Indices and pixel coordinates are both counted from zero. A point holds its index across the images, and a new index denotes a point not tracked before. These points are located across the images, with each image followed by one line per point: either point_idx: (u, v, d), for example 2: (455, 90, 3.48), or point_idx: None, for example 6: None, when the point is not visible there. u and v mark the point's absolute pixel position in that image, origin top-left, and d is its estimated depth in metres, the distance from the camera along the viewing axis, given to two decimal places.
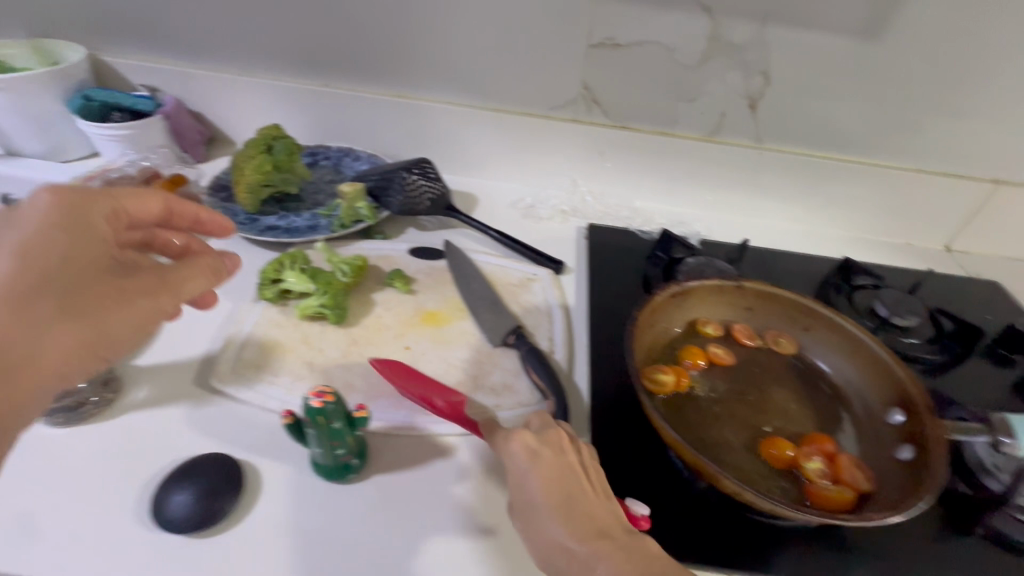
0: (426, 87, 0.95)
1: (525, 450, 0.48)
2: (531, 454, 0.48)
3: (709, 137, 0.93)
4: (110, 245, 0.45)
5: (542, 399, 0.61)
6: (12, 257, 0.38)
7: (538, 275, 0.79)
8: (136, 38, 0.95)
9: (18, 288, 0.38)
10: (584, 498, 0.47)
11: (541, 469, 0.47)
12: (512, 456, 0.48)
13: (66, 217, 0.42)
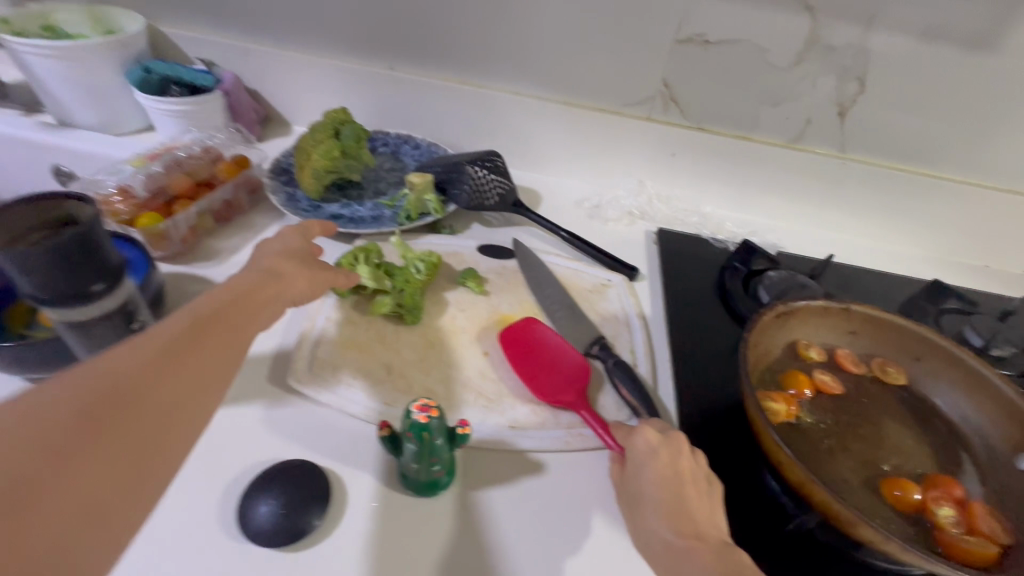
0: (495, 75, 0.91)
1: (647, 446, 0.49)
2: (652, 451, 0.49)
3: (791, 143, 0.89)
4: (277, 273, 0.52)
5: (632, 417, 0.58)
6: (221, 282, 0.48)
7: (612, 281, 0.76)
8: (196, 9, 0.91)
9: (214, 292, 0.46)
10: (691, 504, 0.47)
11: (656, 469, 0.48)
12: (633, 449, 0.50)
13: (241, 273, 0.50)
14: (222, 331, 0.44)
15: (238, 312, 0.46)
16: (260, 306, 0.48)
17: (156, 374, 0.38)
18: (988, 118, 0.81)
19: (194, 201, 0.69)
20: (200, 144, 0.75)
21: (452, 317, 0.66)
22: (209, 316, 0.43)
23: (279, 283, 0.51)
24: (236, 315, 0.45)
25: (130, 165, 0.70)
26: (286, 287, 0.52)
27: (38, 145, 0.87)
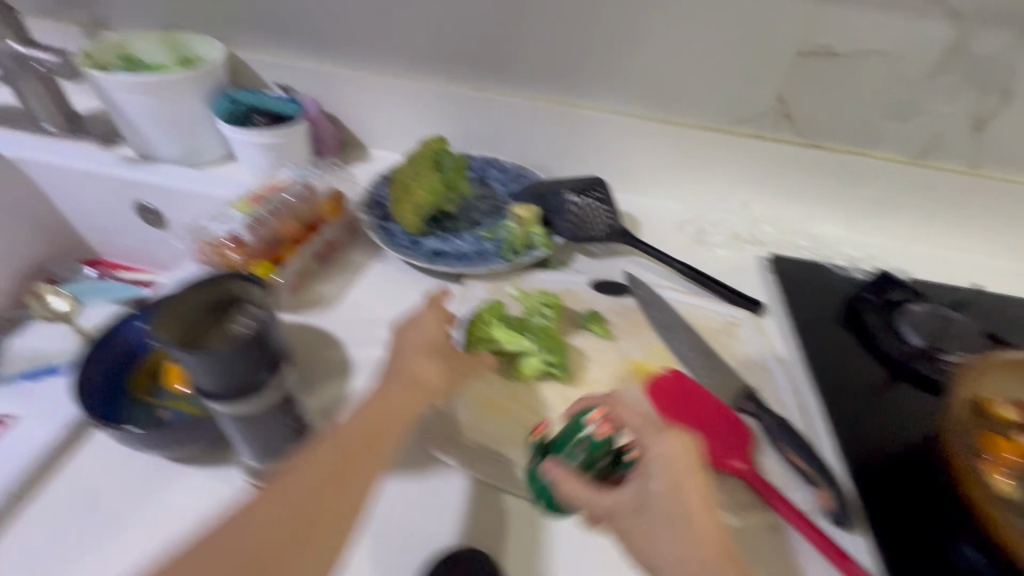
0: (591, 93, 0.85)
1: (667, 459, 0.41)
2: (666, 465, 0.41)
3: (915, 159, 0.82)
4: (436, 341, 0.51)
5: (802, 483, 0.54)
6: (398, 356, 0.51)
7: (738, 318, 0.71)
8: (277, 34, 0.87)
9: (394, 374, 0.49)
10: (704, 533, 0.40)
11: (673, 494, 0.40)
12: (654, 457, 0.42)
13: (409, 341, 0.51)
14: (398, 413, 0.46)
15: (381, 417, 0.45)
16: (407, 405, 0.47)
17: (341, 469, 0.42)
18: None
19: (300, 246, 0.67)
20: (300, 183, 0.71)
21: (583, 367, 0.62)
22: (386, 398, 0.47)
23: (423, 367, 0.49)
24: (381, 424, 0.45)
25: (234, 209, 0.65)
26: (426, 366, 0.49)
27: (119, 181, 0.85)
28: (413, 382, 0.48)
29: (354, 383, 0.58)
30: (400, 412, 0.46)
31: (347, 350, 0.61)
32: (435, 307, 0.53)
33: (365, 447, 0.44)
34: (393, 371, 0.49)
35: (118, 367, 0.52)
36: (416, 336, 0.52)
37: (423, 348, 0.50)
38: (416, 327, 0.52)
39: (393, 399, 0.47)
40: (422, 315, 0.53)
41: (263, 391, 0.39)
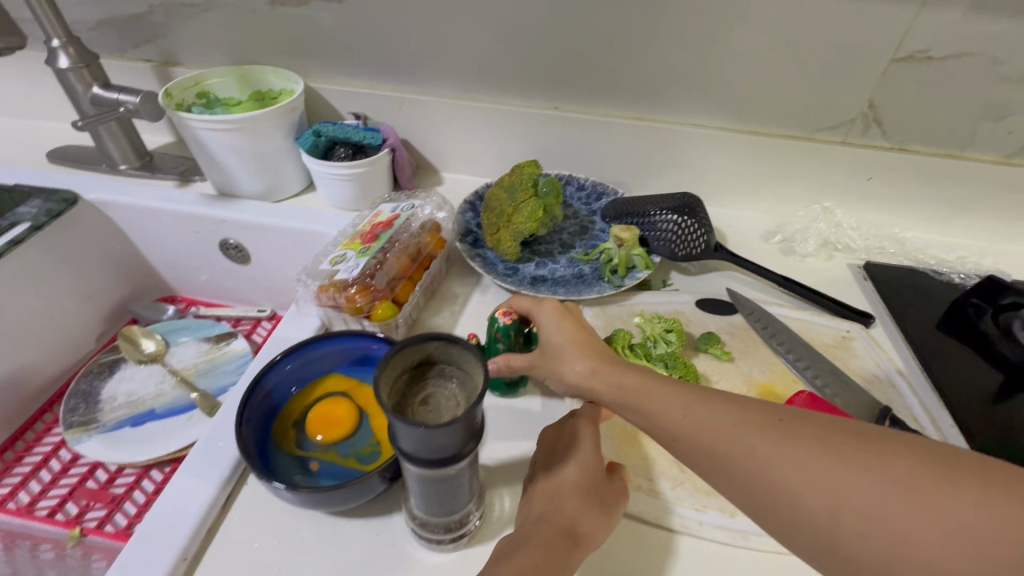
0: (672, 107, 0.84)
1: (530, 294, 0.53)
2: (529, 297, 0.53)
3: (1007, 159, 0.81)
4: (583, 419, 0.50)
5: None
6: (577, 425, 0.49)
7: (851, 331, 0.70)
8: (351, 63, 0.86)
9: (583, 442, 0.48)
10: (579, 320, 0.50)
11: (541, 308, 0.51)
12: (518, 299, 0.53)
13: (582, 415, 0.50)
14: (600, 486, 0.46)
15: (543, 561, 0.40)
16: (564, 559, 0.41)
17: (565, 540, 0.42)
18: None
19: (414, 284, 0.64)
20: (407, 219, 0.69)
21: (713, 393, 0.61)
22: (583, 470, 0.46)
23: (573, 516, 0.43)
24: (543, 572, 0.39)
25: (348, 249, 0.63)
26: (574, 507, 0.44)
27: (201, 218, 0.84)
28: (569, 533, 0.42)
29: (489, 420, 0.57)
30: (562, 561, 0.41)
31: None
32: (590, 417, 0.50)
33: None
34: (545, 513, 0.44)
35: (263, 420, 0.51)
36: (568, 470, 0.46)
37: (579, 490, 0.45)
38: (564, 446, 0.49)
39: (554, 550, 0.41)
40: (573, 427, 0.49)
41: (464, 457, 0.38)
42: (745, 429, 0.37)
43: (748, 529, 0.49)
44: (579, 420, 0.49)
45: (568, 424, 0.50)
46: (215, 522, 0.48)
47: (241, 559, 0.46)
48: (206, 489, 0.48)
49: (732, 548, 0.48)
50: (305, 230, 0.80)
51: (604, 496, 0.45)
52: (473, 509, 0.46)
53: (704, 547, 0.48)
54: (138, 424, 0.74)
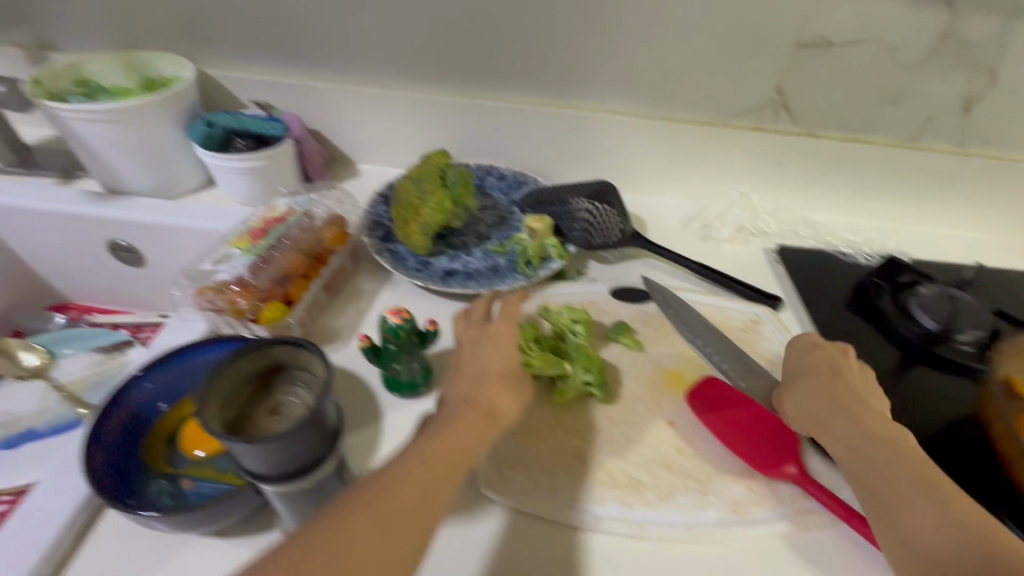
0: (589, 94, 0.82)
1: (803, 343, 0.56)
2: (812, 344, 0.56)
3: (907, 142, 0.84)
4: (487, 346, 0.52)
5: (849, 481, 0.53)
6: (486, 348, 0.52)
7: (759, 315, 0.70)
8: (249, 48, 0.81)
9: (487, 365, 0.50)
10: (852, 380, 0.52)
11: (814, 355, 0.55)
12: (795, 347, 0.57)
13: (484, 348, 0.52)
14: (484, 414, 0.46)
15: (460, 440, 0.43)
16: (480, 437, 0.44)
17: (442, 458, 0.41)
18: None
19: (309, 281, 0.60)
20: (301, 213, 0.65)
21: (620, 383, 0.60)
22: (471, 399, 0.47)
23: (494, 400, 0.47)
24: (458, 450, 0.42)
25: (233, 247, 0.60)
26: (497, 396, 0.48)
27: (84, 218, 0.77)
28: (488, 415, 0.46)
29: (387, 424, 0.54)
30: (478, 438, 0.44)
31: (371, 388, 0.57)
32: (514, 321, 0.55)
33: (456, 455, 0.42)
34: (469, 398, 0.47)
35: (126, 440, 0.47)
36: (492, 362, 0.50)
37: (499, 380, 0.49)
38: (487, 343, 0.52)
39: (471, 428, 0.44)
40: (497, 333, 0.53)
41: (322, 465, 0.34)
42: (906, 468, 0.44)
43: (644, 519, 0.49)
44: (501, 326, 0.53)
45: (489, 328, 0.54)
46: (67, 553, 0.43)
47: None
48: (58, 516, 0.44)
49: (627, 539, 0.48)
50: (202, 228, 0.75)
51: (523, 391, 0.50)
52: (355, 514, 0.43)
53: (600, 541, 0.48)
54: (11, 448, 0.66)
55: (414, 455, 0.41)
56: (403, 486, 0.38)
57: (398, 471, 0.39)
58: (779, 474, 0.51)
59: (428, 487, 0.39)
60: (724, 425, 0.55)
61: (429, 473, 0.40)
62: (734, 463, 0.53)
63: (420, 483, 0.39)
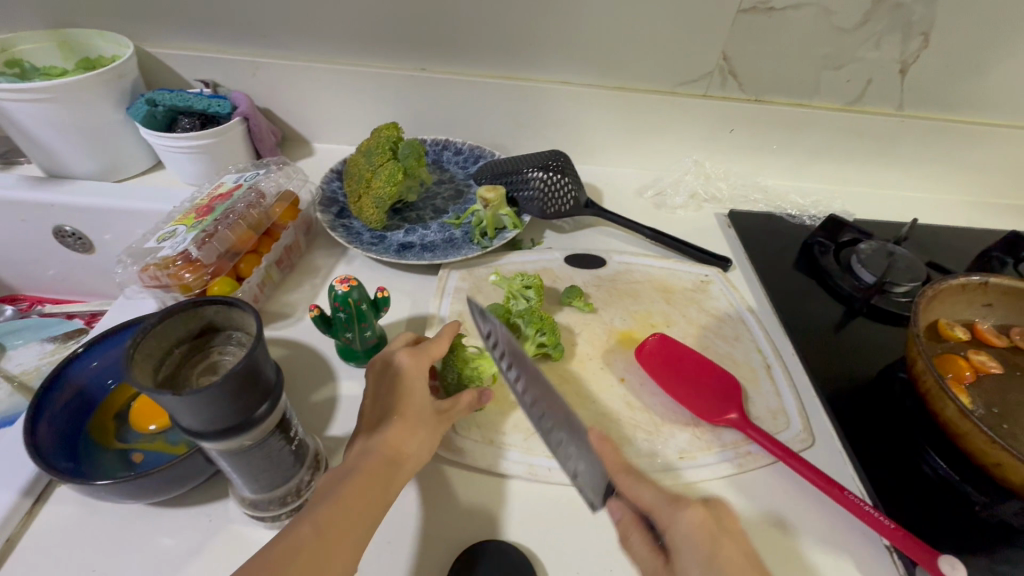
0: (540, 65, 0.83)
1: (697, 527, 0.39)
2: (708, 532, 0.39)
3: (849, 106, 0.86)
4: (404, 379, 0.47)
5: (788, 424, 0.56)
6: (401, 383, 0.47)
7: (710, 276, 0.73)
8: (191, 25, 0.78)
9: (401, 408, 0.45)
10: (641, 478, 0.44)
11: (717, 551, 0.38)
12: (680, 533, 0.40)
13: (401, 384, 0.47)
14: (391, 467, 0.42)
15: (362, 492, 0.40)
16: (384, 482, 0.41)
17: (342, 514, 0.38)
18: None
19: (260, 256, 0.60)
20: (248, 187, 0.64)
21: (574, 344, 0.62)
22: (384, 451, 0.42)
23: (396, 444, 0.43)
24: (368, 500, 0.39)
25: (179, 225, 0.59)
26: (403, 440, 0.44)
27: (24, 204, 0.74)
28: (391, 458, 0.42)
29: (343, 391, 0.55)
30: (382, 487, 0.41)
31: (328, 359, 0.57)
32: (421, 351, 0.49)
33: (360, 511, 0.39)
34: (370, 445, 0.43)
35: (74, 414, 0.47)
36: (396, 403, 0.45)
37: (403, 421, 0.45)
38: (391, 381, 0.47)
39: (375, 477, 0.41)
40: (401, 367, 0.47)
41: (260, 424, 0.36)
42: None
43: None
44: (405, 357, 0.48)
45: (393, 359, 0.48)
46: (16, 530, 0.43)
47: (46, 565, 0.41)
48: (5, 496, 0.43)
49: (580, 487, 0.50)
50: (152, 211, 0.74)
51: (434, 426, 0.46)
52: (300, 475, 0.43)
53: (554, 490, 0.49)
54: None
55: (310, 516, 0.37)
56: (299, 556, 0.35)
57: (293, 540, 0.35)
58: (722, 421, 0.54)
59: (329, 550, 0.36)
60: (672, 379, 0.57)
61: (331, 534, 0.37)
62: (681, 413, 0.56)
63: (319, 549, 0.36)
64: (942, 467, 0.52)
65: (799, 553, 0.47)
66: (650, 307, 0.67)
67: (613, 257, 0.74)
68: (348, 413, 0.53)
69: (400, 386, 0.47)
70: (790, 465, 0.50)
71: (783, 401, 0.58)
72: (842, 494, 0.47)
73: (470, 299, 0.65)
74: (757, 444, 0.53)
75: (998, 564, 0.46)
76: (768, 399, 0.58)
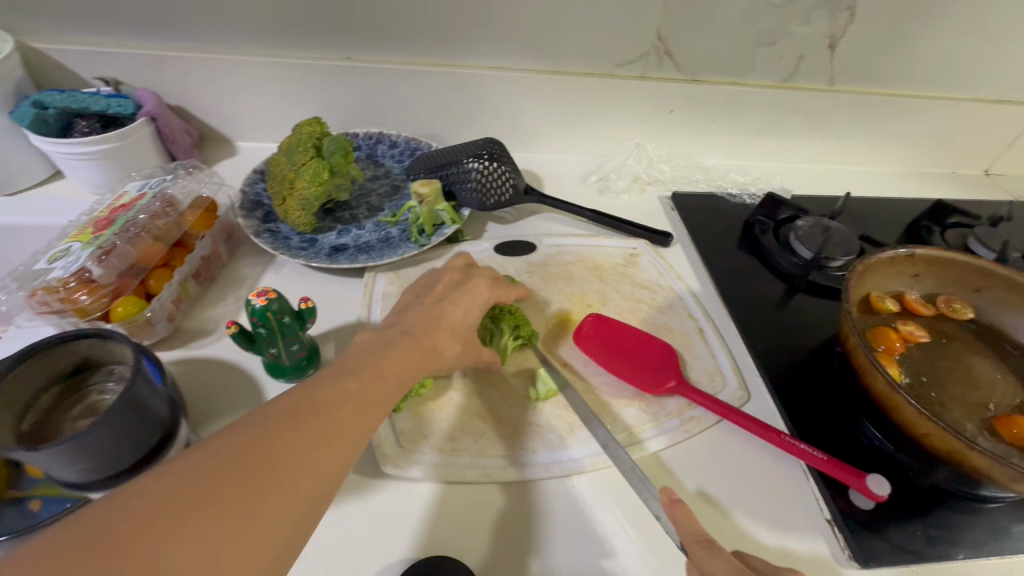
0: (472, 51, 0.79)
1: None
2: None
3: (783, 83, 0.87)
4: (471, 292, 0.53)
5: (726, 383, 0.58)
6: (462, 293, 0.53)
7: (637, 248, 0.73)
8: (81, 16, 0.71)
9: (457, 318, 0.51)
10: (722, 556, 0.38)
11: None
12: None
13: (462, 294, 0.53)
14: (415, 364, 0.44)
15: (398, 370, 0.42)
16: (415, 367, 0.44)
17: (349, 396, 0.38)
18: (974, 26, 0.82)
19: (172, 270, 0.56)
20: (154, 196, 0.59)
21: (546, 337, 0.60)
22: (410, 349, 0.45)
23: (439, 341, 0.48)
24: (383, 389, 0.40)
25: (74, 241, 0.54)
26: (444, 339, 0.48)
27: None
28: (429, 351, 0.46)
29: None
30: (413, 368, 0.44)
31: (255, 375, 0.54)
32: (495, 286, 0.56)
33: (393, 380, 0.41)
34: (415, 333, 0.47)
35: None
36: (454, 309, 0.51)
37: (450, 326, 0.50)
38: (461, 290, 0.53)
39: (406, 360, 0.44)
40: (474, 286, 0.54)
41: (161, 461, 0.33)
42: None
43: (545, 462, 0.49)
44: (482, 283, 0.54)
45: (470, 279, 0.55)
46: None
47: None
48: None
49: (526, 484, 0.48)
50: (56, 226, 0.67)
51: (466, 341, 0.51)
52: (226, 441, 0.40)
53: (501, 491, 0.48)
54: None
55: (353, 378, 0.39)
56: (337, 408, 0.36)
57: (332, 394, 0.37)
58: (664, 389, 0.55)
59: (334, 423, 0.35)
60: (611, 361, 0.57)
61: (367, 397, 0.38)
62: (626, 400, 0.55)
63: (356, 405, 0.37)
64: (876, 438, 0.54)
65: (747, 534, 0.47)
66: (585, 287, 0.67)
67: (543, 241, 0.73)
68: None
69: (459, 298, 0.52)
70: (730, 419, 0.52)
71: (718, 363, 0.60)
72: (781, 439, 0.50)
73: None
74: (701, 408, 0.55)
75: (929, 528, 0.48)
76: (705, 361, 0.60)
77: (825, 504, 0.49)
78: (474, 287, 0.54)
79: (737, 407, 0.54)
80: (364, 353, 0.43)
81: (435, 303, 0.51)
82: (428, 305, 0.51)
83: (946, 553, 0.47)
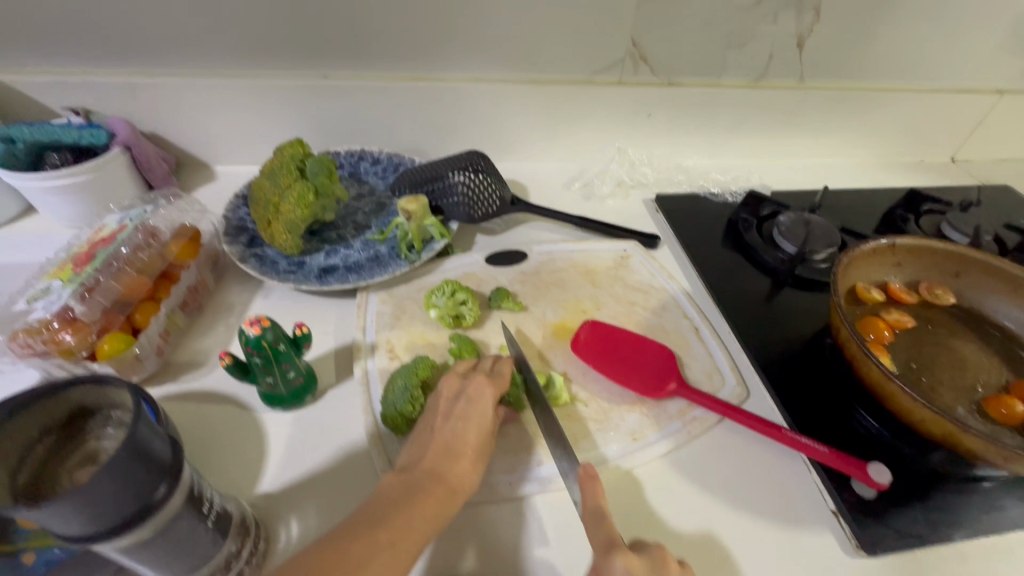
0: (450, 64, 0.79)
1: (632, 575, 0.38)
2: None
3: (756, 82, 0.89)
4: (477, 402, 0.47)
5: (725, 381, 0.59)
6: (468, 413, 0.46)
7: (627, 250, 0.74)
8: (48, 48, 0.69)
9: (473, 443, 0.45)
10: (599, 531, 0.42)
11: None
12: None
13: (468, 411, 0.46)
14: (447, 493, 0.41)
15: (425, 515, 0.40)
16: (446, 504, 0.41)
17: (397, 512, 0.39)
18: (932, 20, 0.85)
19: (158, 303, 0.54)
20: (135, 227, 0.58)
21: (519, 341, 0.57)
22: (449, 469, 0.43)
23: (459, 472, 0.43)
24: (430, 513, 0.40)
25: (54, 279, 0.53)
26: (465, 466, 0.44)
27: None
28: (454, 487, 0.42)
29: (272, 441, 0.50)
30: (443, 510, 0.41)
31: (251, 404, 0.52)
32: (498, 379, 0.49)
33: (424, 524, 0.39)
34: (434, 469, 0.43)
35: None
36: (466, 432, 0.45)
37: (468, 452, 0.44)
38: (465, 401, 0.47)
39: (438, 504, 0.41)
40: (477, 389, 0.47)
41: (166, 506, 0.32)
42: None
43: (553, 473, 0.49)
44: (483, 382, 0.48)
45: (468, 386, 0.48)
46: None
47: None
48: None
49: (534, 497, 0.48)
50: None
51: (489, 452, 0.46)
52: (227, 552, 0.39)
53: (512, 506, 0.48)
54: None
55: (383, 526, 0.38)
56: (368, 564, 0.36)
57: (362, 547, 0.36)
58: (664, 392, 0.55)
59: (396, 542, 0.38)
60: (610, 368, 0.57)
61: (398, 549, 0.37)
62: (627, 404, 0.56)
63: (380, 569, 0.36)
64: (873, 425, 0.55)
65: (753, 531, 0.48)
66: (578, 294, 0.67)
67: (533, 249, 0.73)
68: (281, 463, 0.48)
69: (471, 417, 0.46)
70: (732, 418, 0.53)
71: (715, 361, 0.61)
72: (780, 433, 0.51)
73: (403, 318, 0.62)
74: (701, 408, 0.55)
75: (930, 511, 0.49)
76: (702, 361, 0.61)
77: (828, 495, 0.50)
78: (482, 397, 0.47)
79: (737, 405, 0.54)
80: (411, 474, 0.42)
81: (449, 437, 0.45)
82: (442, 436, 0.45)
83: (947, 534, 0.48)
